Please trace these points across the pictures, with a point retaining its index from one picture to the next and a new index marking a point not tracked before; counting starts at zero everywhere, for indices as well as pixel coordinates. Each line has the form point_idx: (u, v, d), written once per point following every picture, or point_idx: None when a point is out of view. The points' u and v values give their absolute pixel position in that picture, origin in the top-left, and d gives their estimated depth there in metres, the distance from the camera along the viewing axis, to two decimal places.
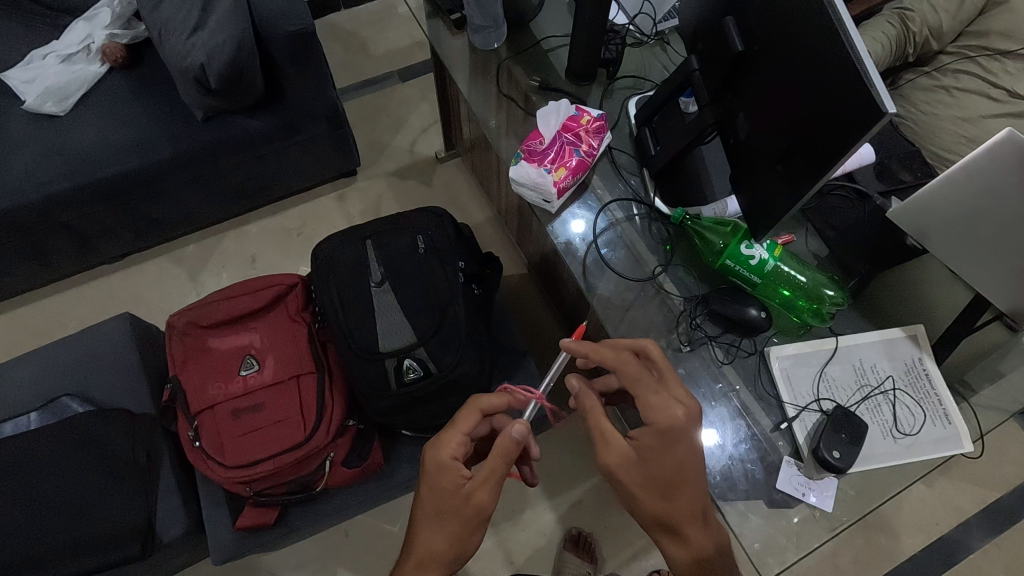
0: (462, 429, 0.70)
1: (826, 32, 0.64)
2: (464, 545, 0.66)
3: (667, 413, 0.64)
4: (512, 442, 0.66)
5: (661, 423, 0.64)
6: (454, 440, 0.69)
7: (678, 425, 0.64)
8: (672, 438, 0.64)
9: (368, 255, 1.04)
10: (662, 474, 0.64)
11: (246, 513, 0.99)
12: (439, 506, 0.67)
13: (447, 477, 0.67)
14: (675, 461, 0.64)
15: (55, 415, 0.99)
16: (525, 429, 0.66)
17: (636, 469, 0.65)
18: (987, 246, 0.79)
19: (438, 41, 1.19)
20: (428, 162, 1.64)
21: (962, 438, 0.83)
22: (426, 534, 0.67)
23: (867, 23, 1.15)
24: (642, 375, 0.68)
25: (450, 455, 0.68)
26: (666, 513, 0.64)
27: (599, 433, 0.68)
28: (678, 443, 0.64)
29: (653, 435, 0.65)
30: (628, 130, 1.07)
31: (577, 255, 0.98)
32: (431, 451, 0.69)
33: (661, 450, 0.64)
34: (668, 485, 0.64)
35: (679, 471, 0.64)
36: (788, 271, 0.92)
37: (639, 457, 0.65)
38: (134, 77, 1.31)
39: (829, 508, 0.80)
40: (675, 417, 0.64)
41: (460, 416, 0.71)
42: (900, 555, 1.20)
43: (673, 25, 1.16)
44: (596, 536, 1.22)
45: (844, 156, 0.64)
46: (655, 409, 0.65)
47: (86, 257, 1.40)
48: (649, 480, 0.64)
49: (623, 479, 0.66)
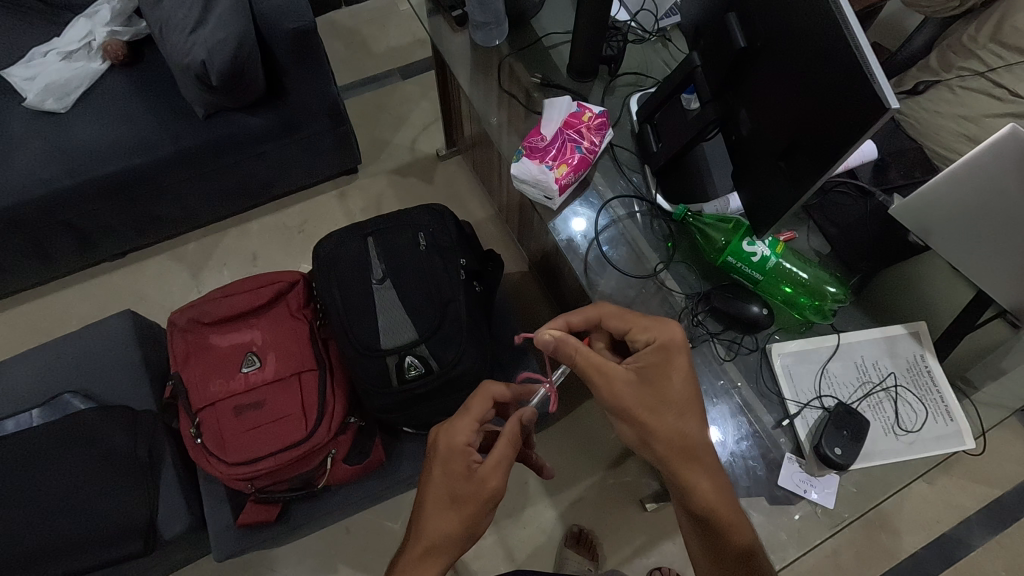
0: (474, 415, 0.69)
1: (827, 28, 0.64)
2: (475, 525, 0.66)
3: (664, 332, 0.67)
4: (521, 426, 0.70)
5: (658, 343, 0.67)
6: (469, 426, 0.69)
7: (676, 340, 0.67)
8: (673, 355, 0.67)
9: (369, 251, 1.04)
10: (668, 389, 0.66)
11: (247, 509, 0.99)
12: (451, 492, 0.66)
13: (459, 461, 0.67)
14: (676, 375, 0.66)
15: (56, 412, 0.99)
16: (533, 415, 0.72)
17: (643, 389, 0.66)
18: (987, 242, 0.79)
19: (439, 38, 1.19)
20: (428, 159, 1.64)
21: (964, 435, 0.83)
22: (436, 519, 0.66)
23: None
24: (629, 314, 0.71)
25: (464, 442, 0.68)
26: (676, 438, 0.64)
27: (598, 369, 0.66)
28: (675, 357, 0.67)
29: (653, 353, 0.67)
30: (630, 127, 1.07)
31: (578, 251, 0.98)
32: (444, 437, 0.68)
33: (662, 364, 0.66)
34: (671, 402, 0.65)
35: (677, 389, 0.66)
36: (789, 267, 0.91)
37: (641, 378, 0.66)
38: (134, 73, 1.31)
39: (830, 504, 0.81)
40: (673, 335, 0.67)
41: (474, 402, 0.70)
42: (901, 553, 1.20)
43: (675, 21, 1.16)
44: (597, 533, 1.22)
45: (845, 153, 0.64)
46: (653, 329, 0.68)
47: (87, 255, 1.40)
48: (653, 400, 0.65)
49: (634, 406, 0.65)
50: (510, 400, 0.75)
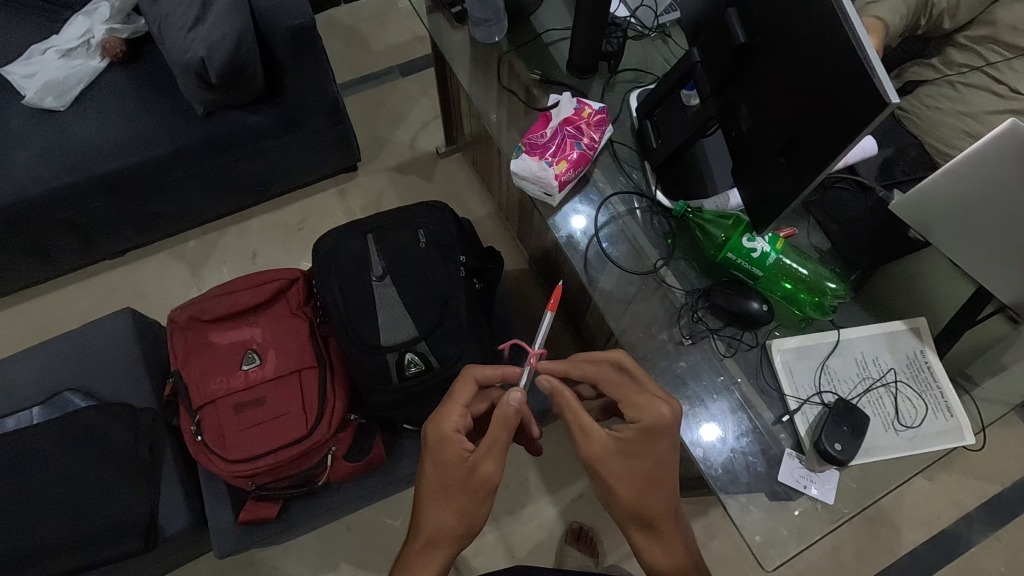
0: (460, 402, 0.68)
1: (828, 22, 0.64)
2: (473, 518, 0.66)
3: (654, 413, 0.65)
4: (510, 412, 0.65)
5: (648, 424, 0.64)
6: (456, 413, 0.68)
7: (664, 424, 0.64)
8: (659, 436, 0.65)
9: (369, 248, 1.04)
10: (644, 466, 0.65)
11: (248, 507, 0.99)
12: (445, 480, 0.66)
13: (451, 451, 0.66)
14: (657, 457, 0.65)
15: (56, 409, 1.00)
16: (522, 397, 0.66)
17: (617, 459, 0.66)
18: (986, 238, 0.80)
19: (439, 35, 1.18)
20: (428, 156, 1.64)
21: (964, 431, 0.82)
22: (434, 513, 0.66)
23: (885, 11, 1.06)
24: (625, 378, 0.69)
25: (451, 429, 0.67)
26: (641, 501, 0.66)
27: (579, 428, 0.67)
28: (661, 438, 0.65)
29: (638, 436, 0.65)
30: (630, 124, 1.07)
31: (578, 248, 0.98)
32: (434, 427, 0.68)
33: (646, 445, 0.65)
34: (648, 480, 0.65)
35: (660, 467, 0.65)
36: (788, 263, 0.90)
37: (619, 449, 0.66)
38: (134, 71, 1.31)
39: (830, 500, 0.81)
40: (661, 416, 0.64)
41: (458, 387, 0.70)
42: (901, 549, 1.21)
43: (675, 18, 1.15)
44: (597, 531, 1.22)
45: (846, 148, 0.64)
46: (645, 410, 0.65)
47: (87, 253, 1.40)
48: (637, 473, 0.65)
49: (605, 470, 0.66)
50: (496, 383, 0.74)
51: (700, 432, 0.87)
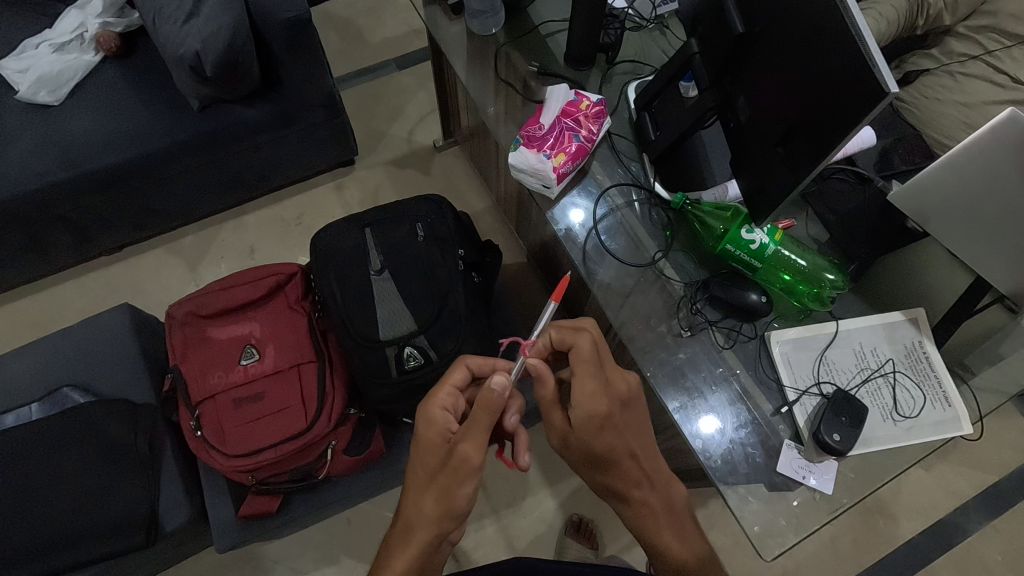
0: (450, 383, 0.73)
1: (829, 11, 0.63)
2: (454, 504, 0.65)
3: (589, 399, 0.66)
4: (495, 396, 0.63)
5: (589, 414, 0.65)
6: (445, 394, 0.72)
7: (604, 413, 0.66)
8: (603, 425, 0.66)
9: (368, 242, 1.04)
10: (594, 450, 0.67)
11: (249, 500, 0.99)
12: (426, 461, 0.68)
13: (433, 430, 0.69)
14: (607, 444, 0.67)
15: (55, 406, 1.00)
16: (507, 381, 0.63)
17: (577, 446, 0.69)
18: (986, 230, 0.80)
19: (435, 26, 1.17)
20: (427, 150, 1.63)
21: (963, 421, 0.83)
22: (415, 496, 0.68)
23: (880, 11, 1.10)
24: (590, 362, 0.67)
25: (438, 408, 0.70)
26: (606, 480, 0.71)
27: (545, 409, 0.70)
28: (604, 425, 0.66)
29: (583, 425, 0.66)
30: (628, 116, 1.07)
31: (577, 241, 0.98)
32: (423, 405, 0.71)
33: (593, 431, 0.66)
34: (602, 461, 0.68)
35: (612, 450, 0.67)
36: (788, 255, 0.91)
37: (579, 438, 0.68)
38: (129, 65, 1.30)
39: (829, 491, 0.81)
40: (598, 403, 0.66)
41: (450, 369, 0.74)
42: (899, 538, 1.22)
43: (672, 8, 1.15)
44: (597, 522, 1.22)
45: (846, 138, 0.63)
46: (580, 398, 0.66)
47: (84, 249, 1.40)
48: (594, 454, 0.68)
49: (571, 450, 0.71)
50: (489, 370, 0.76)
51: (700, 424, 0.87)
